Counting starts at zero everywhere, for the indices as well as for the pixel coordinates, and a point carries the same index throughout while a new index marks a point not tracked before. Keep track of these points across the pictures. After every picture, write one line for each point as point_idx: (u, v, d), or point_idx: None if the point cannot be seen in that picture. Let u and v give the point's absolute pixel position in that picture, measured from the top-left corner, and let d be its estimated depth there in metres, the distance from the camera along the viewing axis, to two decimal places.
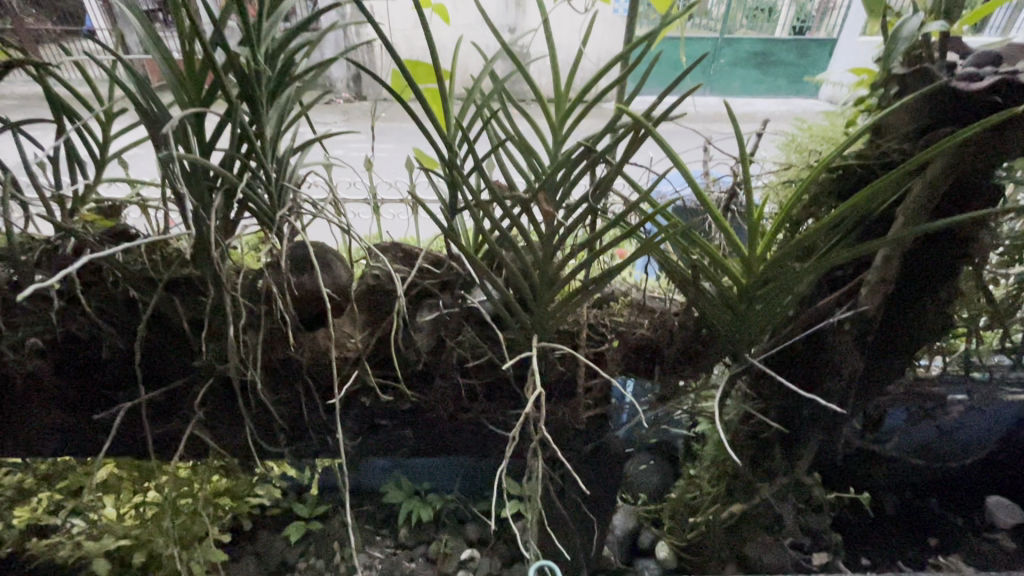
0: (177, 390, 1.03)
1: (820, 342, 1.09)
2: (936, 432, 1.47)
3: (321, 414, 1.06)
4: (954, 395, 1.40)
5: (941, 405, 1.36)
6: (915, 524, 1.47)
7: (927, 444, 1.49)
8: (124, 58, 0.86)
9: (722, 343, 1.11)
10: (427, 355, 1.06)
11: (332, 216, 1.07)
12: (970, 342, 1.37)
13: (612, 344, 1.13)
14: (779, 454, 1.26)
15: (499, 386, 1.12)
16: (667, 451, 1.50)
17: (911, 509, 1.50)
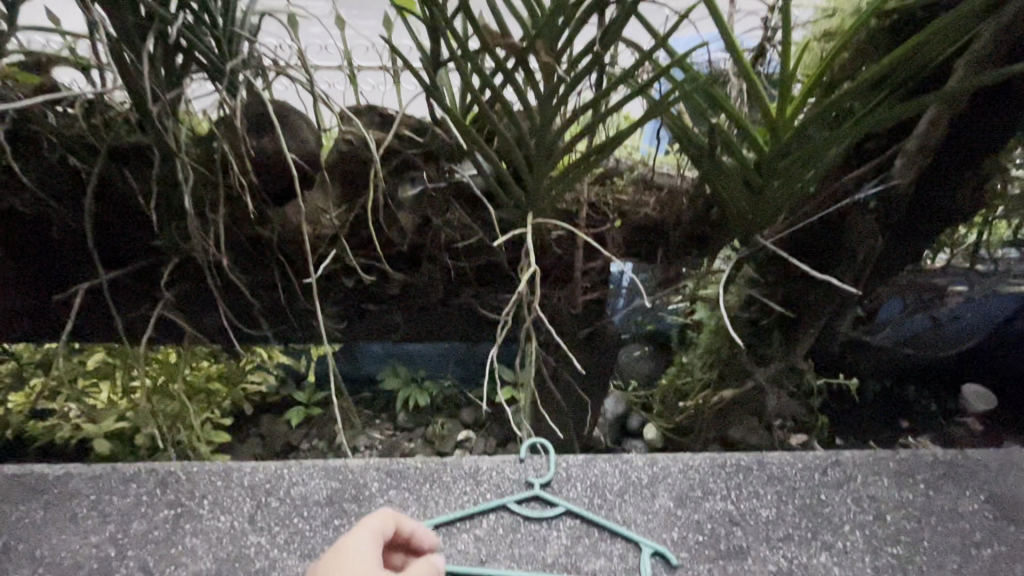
0: (142, 272, 0.95)
1: (840, 222, 0.99)
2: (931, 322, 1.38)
3: (300, 298, 0.99)
4: (954, 286, 1.29)
5: (938, 297, 1.31)
6: (891, 407, 1.37)
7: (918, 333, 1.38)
8: None
9: (733, 223, 1.02)
10: (411, 235, 0.97)
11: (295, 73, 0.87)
12: (984, 232, 1.28)
13: (612, 224, 1.05)
14: (777, 340, 1.23)
15: (491, 268, 1.04)
16: (660, 339, 1.36)
17: (892, 395, 1.38)
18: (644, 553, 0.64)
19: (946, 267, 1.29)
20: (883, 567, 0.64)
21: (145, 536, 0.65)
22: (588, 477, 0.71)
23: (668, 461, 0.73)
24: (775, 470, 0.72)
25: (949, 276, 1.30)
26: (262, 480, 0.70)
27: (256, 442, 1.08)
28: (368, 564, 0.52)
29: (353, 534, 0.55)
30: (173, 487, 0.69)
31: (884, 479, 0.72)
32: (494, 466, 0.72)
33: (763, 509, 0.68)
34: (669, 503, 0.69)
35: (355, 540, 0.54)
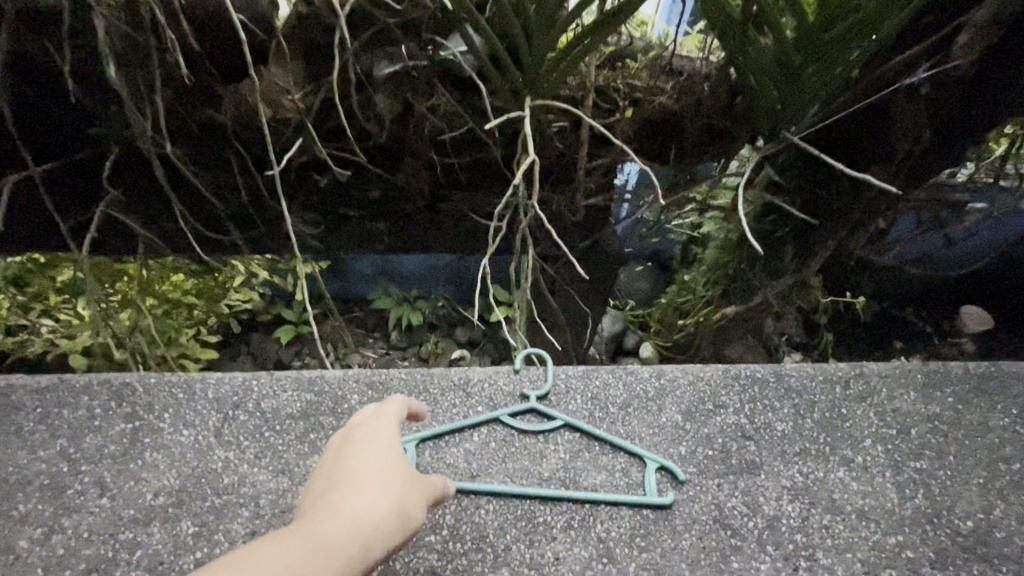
0: (81, 165, 0.82)
1: (881, 113, 0.87)
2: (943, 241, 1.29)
3: (268, 200, 0.88)
4: (977, 201, 1.20)
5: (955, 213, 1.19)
6: (890, 326, 1.32)
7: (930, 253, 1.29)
8: None
9: (759, 115, 0.89)
10: (391, 125, 0.84)
11: None
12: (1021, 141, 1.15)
13: (622, 114, 0.92)
14: (790, 254, 1.14)
15: (483, 166, 0.92)
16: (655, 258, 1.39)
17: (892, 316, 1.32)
18: (648, 467, 0.58)
19: (969, 182, 1.18)
20: (905, 482, 0.59)
21: (100, 451, 0.59)
22: (589, 390, 0.65)
23: (677, 373, 0.67)
24: (793, 383, 0.66)
25: (972, 191, 1.19)
26: (228, 392, 0.63)
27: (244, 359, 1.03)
28: (391, 444, 0.48)
29: (372, 418, 0.51)
30: (129, 400, 0.63)
31: (911, 392, 0.66)
32: (485, 378, 0.66)
33: (779, 423, 0.63)
34: (677, 417, 0.63)
35: (375, 423, 0.50)
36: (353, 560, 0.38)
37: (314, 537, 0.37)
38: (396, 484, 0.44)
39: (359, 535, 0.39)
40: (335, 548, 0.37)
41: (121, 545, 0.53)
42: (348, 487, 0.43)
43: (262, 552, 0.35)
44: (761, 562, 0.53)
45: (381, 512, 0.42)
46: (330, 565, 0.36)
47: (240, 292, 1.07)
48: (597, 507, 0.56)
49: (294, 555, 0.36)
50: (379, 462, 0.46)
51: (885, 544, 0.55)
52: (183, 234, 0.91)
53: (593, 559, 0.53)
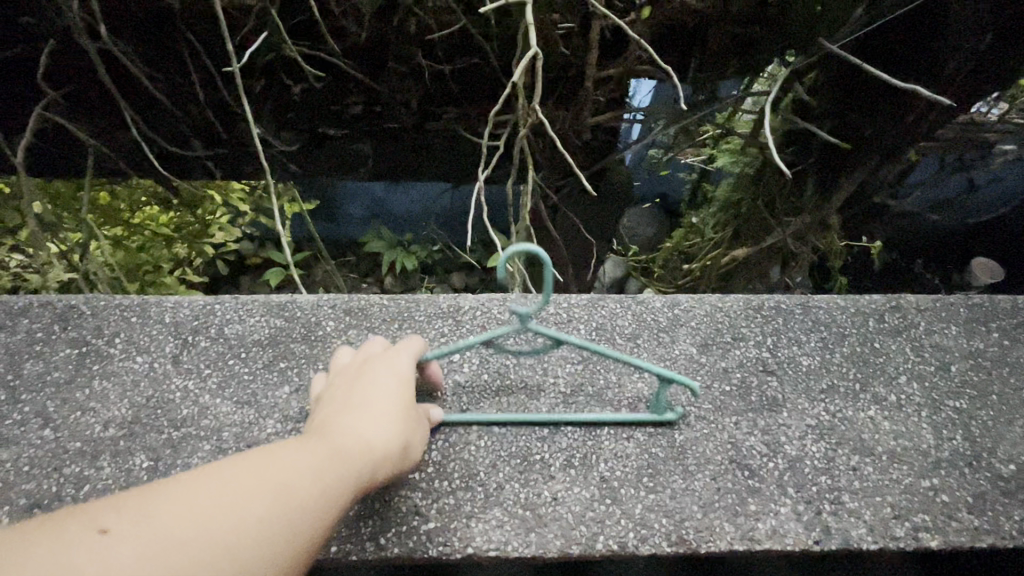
0: (18, 62, 0.72)
1: (936, 17, 0.76)
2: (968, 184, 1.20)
3: (236, 111, 0.78)
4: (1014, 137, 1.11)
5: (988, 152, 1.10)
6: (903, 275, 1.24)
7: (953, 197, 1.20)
8: None
9: (793, 24, 0.81)
10: (371, 21, 0.73)
11: None
12: None
13: (638, 15, 0.79)
14: (810, 190, 1.05)
15: (478, 76, 0.82)
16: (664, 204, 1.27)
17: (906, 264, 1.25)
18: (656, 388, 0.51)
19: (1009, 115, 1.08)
20: (942, 422, 0.53)
21: (42, 378, 0.52)
22: (593, 320, 0.58)
23: (692, 303, 0.59)
24: (820, 314, 0.59)
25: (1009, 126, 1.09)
26: (188, 316, 0.56)
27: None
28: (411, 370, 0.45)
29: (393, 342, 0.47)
30: (75, 323, 0.55)
31: (951, 327, 0.59)
32: (478, 305, 0.58)
33: (804, 357, 0.56)
34: (691, 350, 0.56)
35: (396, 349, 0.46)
36: (362, 479, 0.35)
37: (320, 454, 0.34)
38: (407, 411, 0.41)
39: (368, 454, 0.36)
40: (347, 464, 0.34)
41: (66, 479, 0.47)
42: (362, 405, 0.39)
43: (269, 460, 0.32)
44: (781, 506, 0.48)
45: (390, 436, 0.38)
46: (340, 478, 0.33)
47: (220, 233, 1.00)
48: (600, 444, 0.50)
49: (305, 466, 0.33)
50: (395, 385, 0.42)
51: (918, 488, 0.49)
52: (142, 149, 0.82)
53: (594, 500, 0.48)
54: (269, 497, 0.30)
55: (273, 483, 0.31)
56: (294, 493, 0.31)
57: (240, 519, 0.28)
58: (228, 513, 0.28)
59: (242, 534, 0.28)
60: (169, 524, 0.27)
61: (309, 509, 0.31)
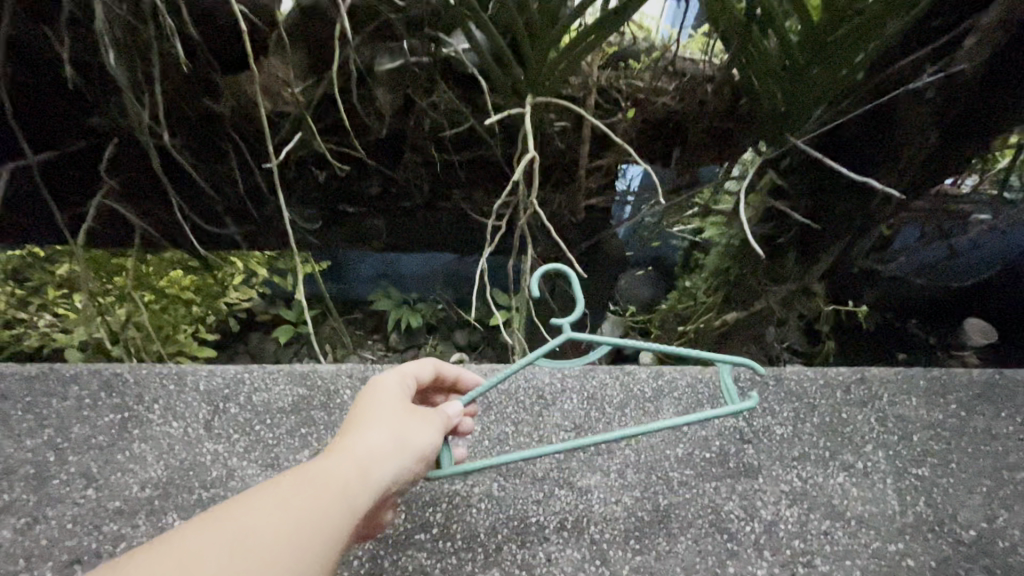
0: (85, 155, 0.83)
1: (886, 118, 0.87)
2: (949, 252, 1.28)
3: (268, 194, 0.88)
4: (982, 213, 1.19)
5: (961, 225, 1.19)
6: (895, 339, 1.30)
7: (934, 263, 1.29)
8: None
9: (760, 116, 0.90)
10: (391, 121, 0.84)
11: None
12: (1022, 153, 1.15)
13: (623, 115, 0.91)
14: (792, 260, 1.14)
15: (483, 164, 0.92)
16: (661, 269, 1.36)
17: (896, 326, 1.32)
18: (723, 375, 0.50)
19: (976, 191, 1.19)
20: (906, 489, 0.58)
21: (87, 441, 0.58)
22: (585, 390, 0.63)
23: (675, 375, 0.65)
24: (793, 386, 0.64)
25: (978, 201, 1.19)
26: (220, 384, 0.62)
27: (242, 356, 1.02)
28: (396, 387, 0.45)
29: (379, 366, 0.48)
30: (118, 390, 0.61)
31: (913, 398, 0.64)
32: (481, 375, 0.64)
33: (778, 427, 0.61)
34: (674, 419, 0.61)
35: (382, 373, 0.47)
36: (347, 495, 0.35)
37: (312, 484, 0.35)
38: (403, 424, 0.41)
39: (351, 472, 0.37)
40: (326, 487, 0.35)
41: (105, 537, 0.52)
42: (345, 432, 0.40)
43: (246, 499, 0.33)
44: (758, 568, 0.53)
45: (385, 454, 0.39)
46: (320, 502, 0.34)
47: (235, 293, 1.04)
48: (592, 507, 0.55)
49: (278, 498, 0.33)
50: (379, 402, 0.43)
51: (884, 552, 0.54)
52: (182, 227, 0.91)
53: (585, 561, 0.52)
54: (242, 538, 0.31)
55: (247, 521, 0.32)
56: (268, 527, 0.32)
57: (217, 562, 0.30)
58: (222, 556, 0.30)
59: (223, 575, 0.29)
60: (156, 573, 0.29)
61: (293, 539, 0.32)
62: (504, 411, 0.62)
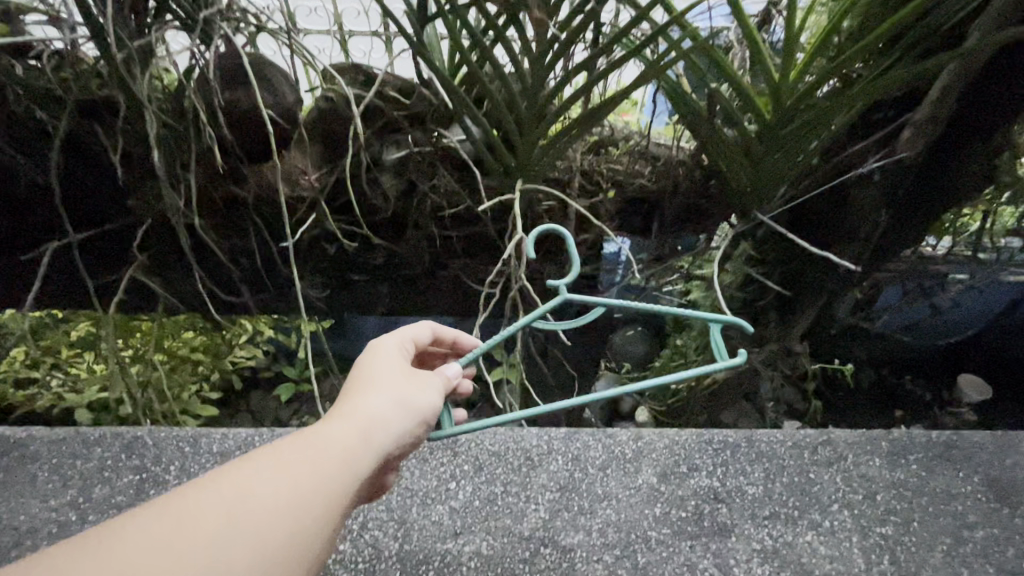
0: (119, 232, 0.92)
1: (841, 197, 0.96)
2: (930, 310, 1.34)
3: (281, 266, 0.97)
4: (954, 275, 1.26)
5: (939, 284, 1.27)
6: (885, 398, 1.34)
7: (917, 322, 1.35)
8: None
9: (730, 195, 0.99)
10: (396, 202, 0.93)
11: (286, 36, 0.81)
12: (985, 219, 1.24)
13: (605, 195, 1.01)
14: (773, 321, 1.20)
15: (479, 237, 1.01)
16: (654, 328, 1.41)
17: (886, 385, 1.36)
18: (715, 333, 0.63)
19: (948, 254, 1.27)
20: (870, 547, 0.62)
21: (108, 501, 0.63)
22: (569, 451, 0.68)
23: (653, 437, 0.70)
24: (763, 447, 0.69)
25: (950, 263, 1.27)
26: (232, 447, 0.67)
27: (245, 417, 1.05)
28: (392, 359, 0.49)
29: (380, 333, 0.53)
30: (138, 452, 0.66)
31: (876, 458, 0.69)
32: (472, 438, 0.69)
33: (749, 486, 0.66)
34: (653, 479, 0.66)
35: (384, 341, 0.52)
36: (349, 457, 0.40)
37: (314, 448, 0.39)
38: (402, 391, 0.46)
39: (353, 436, 0.41)
40: (329, 450, 0.39)
41: None
42: (346, 399, 0.44)
43: (254, 462, 0.37)
44: None
45: (384, 419, 0.43)
46: (324, 462, 0.38)
47: (243, 349, 1.09)
48: (575, 565, 0.59)
49: (284, 462, 0.37)
50: (381, 368, 0.47)
51: None
52: (200, 296, 0.99)
53: None
54: (248, 495, 0.35)
55: (252, 480, 0.36)
56: (273, 486, 0.36)
57: (224, 518, 0.34)
58: (230, 513, 0.34)
59: (232, 529, 0.33)
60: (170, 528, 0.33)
61: (299, 496, 0.36)
62: (494, 473, 0.66)
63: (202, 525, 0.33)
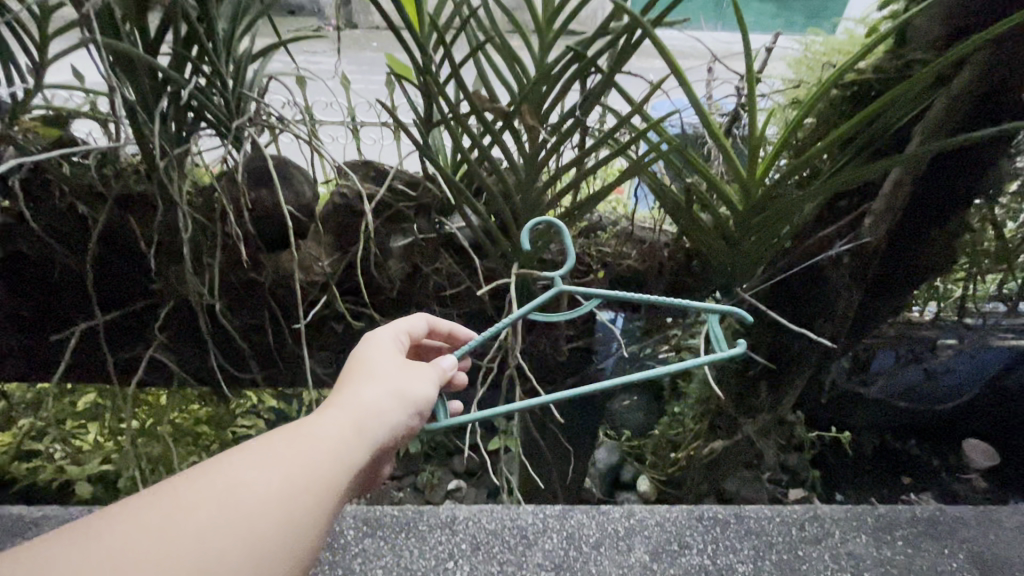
0: (141, 312, 0.99)
1: (816, 277, 1.03)
2: (924, 374, 1.37)
3: (290, 343, 1.02)
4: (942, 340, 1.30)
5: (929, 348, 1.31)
6: (887, 465, 1.36)
7: (913, 386, 1.38)
8: None
9: (713, 277, 1.05)
10: (400, 284, 1.00)
11: (307, 137, 0.92)
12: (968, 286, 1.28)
13: (595, 275, 1.08)
14: (765, 391, 1.21)
15: (478, 314, 1.07)
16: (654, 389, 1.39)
17: (887, 451, 1.38)
18: (714, 323, 0.69)
19: (935, 319, 1.31)
20: None
21: None
22: (564, 529, 0.71)
23: (645, 514, 0.73)
24: (752, 524, 0.72)
25: (938, 329, 1.30)
26: None
27: None
28: (388, 354, 0.60)
29: (373, 329, 0.64)
30: None
31: (861, 535, 0.71)
32: (470, 516, 0.72)
33: (741, 565, 0.68)
34: (645, 557, 0.68)
35: (381, 334, 0.63)
36: (348, 442, 0.49)
37: (316, 437, 0.48)
38: (394, 388, 0.55)
39: (351, 425, 0.51)
40: (331, 436, 0.49)
41: None
42: (341, 391, 0.55)
43: (268, 443, 0.47)
44: None
45: (377, 410, 0.53)
46: (326, 446, 0.48)
47: (245, 419, 1.18)
48: None
49: (291, 446, 0.47)
50: (376, 363, 0.58)
51: None
52: (211, 372, 1.04)
53: None
54: (260, 473, 0.45)
55: (264, 459, 0.46)
56: (282, 468, 0.45)
57: (242, 490, 0.43)
58: (246, 488, 0.44)
59: (249, 501, 0.43)
60: (196, 497, 0.43)
61: (305, 475, 0.46)
62: (490, 551, 0.69)
63: (223, 495, 0.43)
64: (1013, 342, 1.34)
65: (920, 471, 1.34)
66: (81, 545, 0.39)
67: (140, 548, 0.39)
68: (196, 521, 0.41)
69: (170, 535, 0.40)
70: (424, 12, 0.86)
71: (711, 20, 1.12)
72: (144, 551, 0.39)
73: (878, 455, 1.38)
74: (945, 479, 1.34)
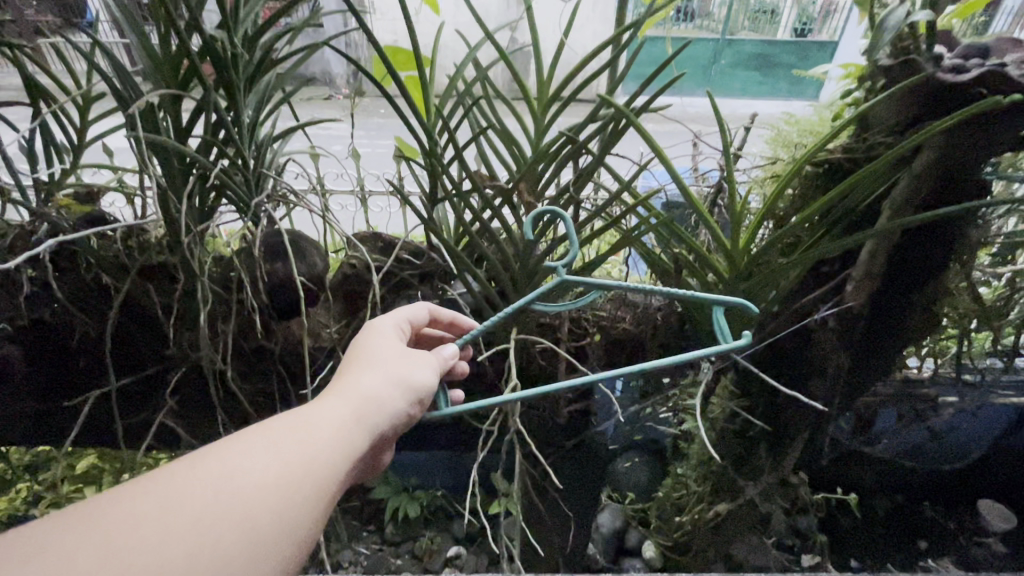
0: (152, 377, 1.03)
1: (805, 339, 1.07)
2: (929, 435, 1.36)
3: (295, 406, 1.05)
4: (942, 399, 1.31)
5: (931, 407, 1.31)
6: (899, 527, 1.34)
7: (918, 446, 1.37)
8: (106, 47, 0.83)
9: (704, 342, 1.09)
10: None
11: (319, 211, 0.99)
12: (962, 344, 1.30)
13: (592, 338, 1.13)
14: (764, 452, 1.21)
15: (478, 377, 1.10)
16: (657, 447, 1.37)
17: (899, 515, 1.35)
18: (720, 316, 0.74)
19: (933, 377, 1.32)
20: None
21: None
22: None
23: None
24: None
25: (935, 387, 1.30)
26: None
27: None
28: (386, 345, 0.66)
29: (373, 320, 0.71)
30: None
31: None
32: None
33: None
34: None
35: (380, 327, 0.70)
36: (350, 423, 0.55)
37: (320, 420, 0.54)
38: (393, 378, 0.61)
39: (353, 410, 0.56)
40: (334, 420, 0.54)
41: None
42: (340, 381, 0.60)
43: (275, 427, 0.52)
44: None
45: (375, 398, 0.58)
46: (329, 428, 0.53)
47: None
48: None
49: (297, 429, 0.52)
50: (376, 354, 0.64)
51: None
52: (217, 435, 1.07)
53: None
54: (268, 453, 0.49)
55: (272, 441, 0.50)
56: (289, 449, 0.50)
57: (250, 468, 0.48)
58: (253, 469, 0.48)
59: (255, 479, 0.47)
60: (204, 476, 0.46)
61: (309, 454, 0.51)
62: None
63: (230, 474, 0.47)
64: (1014, 399, 1.35)
65: (932, 535, 1.32)
66: (92, 518, 0.42)
67: (153, 518, 0.43)
68: (205, 496, 0.45)
69: (179, 508, 0.44)
70: (430, 101, 0.94)
71: (696, 98, 1.21)
72: (155, 521, 0.43)
73: (889, 519, 1.36)
74: (961, 543, 1.31)
